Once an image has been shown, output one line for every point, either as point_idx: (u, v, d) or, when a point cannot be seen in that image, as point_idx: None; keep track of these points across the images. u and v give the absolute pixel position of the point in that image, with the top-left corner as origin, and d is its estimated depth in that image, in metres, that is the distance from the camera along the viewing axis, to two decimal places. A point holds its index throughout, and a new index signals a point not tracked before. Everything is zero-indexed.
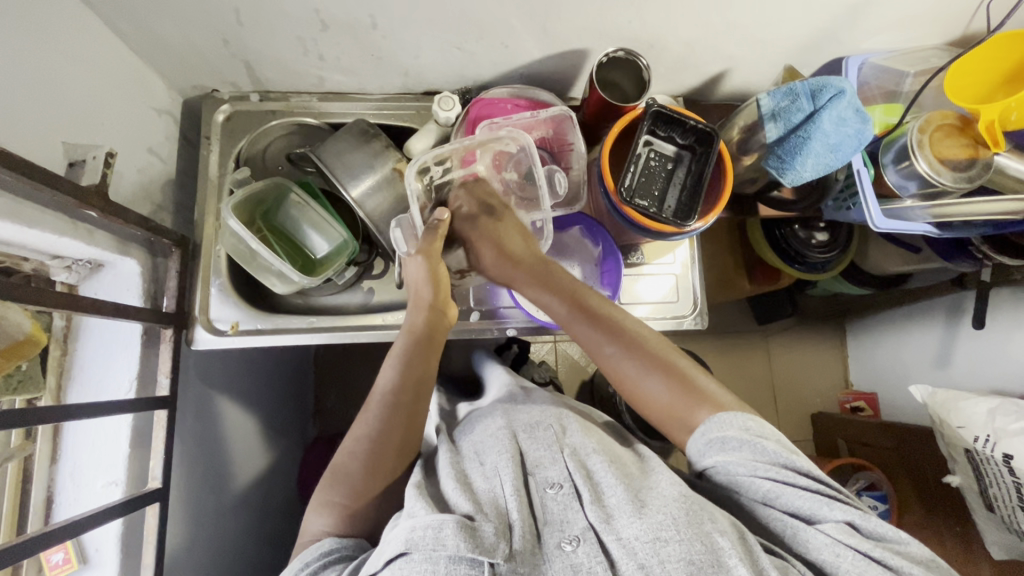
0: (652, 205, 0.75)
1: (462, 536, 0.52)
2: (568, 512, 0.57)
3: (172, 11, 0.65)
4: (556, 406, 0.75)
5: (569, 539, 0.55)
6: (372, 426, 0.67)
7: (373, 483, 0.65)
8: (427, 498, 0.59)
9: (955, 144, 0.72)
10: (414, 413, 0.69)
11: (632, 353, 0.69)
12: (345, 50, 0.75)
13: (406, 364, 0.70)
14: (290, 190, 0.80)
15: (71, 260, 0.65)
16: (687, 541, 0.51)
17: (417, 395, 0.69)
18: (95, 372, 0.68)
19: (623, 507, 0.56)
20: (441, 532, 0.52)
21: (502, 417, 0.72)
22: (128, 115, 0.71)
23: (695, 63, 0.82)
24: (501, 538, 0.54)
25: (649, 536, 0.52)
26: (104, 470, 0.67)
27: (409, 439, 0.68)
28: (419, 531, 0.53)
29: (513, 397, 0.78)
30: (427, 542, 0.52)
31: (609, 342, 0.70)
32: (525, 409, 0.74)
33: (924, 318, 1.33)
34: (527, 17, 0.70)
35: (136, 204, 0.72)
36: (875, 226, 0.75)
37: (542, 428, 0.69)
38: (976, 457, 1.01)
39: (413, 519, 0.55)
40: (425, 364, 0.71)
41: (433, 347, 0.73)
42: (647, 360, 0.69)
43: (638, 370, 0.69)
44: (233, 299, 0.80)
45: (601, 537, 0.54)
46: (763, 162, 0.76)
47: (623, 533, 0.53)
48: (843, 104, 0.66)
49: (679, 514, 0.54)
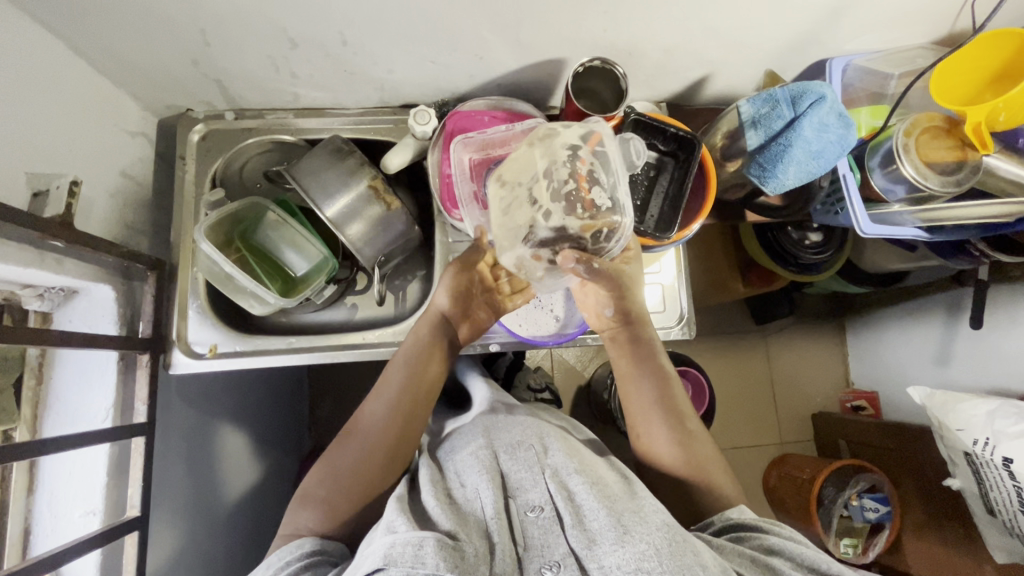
0: (634, 215, 0.74)
1: (442, 555, 0.51)
2: (549, 538, 0.56)
3: (136, 34, 0.64)
4: (538, 423, 0.73)
5: (549, 565, 0.54)
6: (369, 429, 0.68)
7: (355, 485, 0.65)
8: (408, 514, 0.58)
9: (941, 147, 0.70)
10: (407, 425, 0.69)
11: (660, 409, 0.74)
12: (317, 67, 0.73)
13: (408, 371, 0.71)
14: (267, 209, 0.79)
15: (42, 288, 0.65)
16: (670, 573, 0.49)
17: (416, 400, 0.71)
18: (70, 400, 0.67)
19: (606, 533, 0.54)
20: (421, 550, 0.51)
21: (482, 436, 0.70)
22: (98, 139, 0.70)
23: (675, 68, 0.81)
24: (482, 561, 0.53)
25: (631, 566, 0.50)
26: (82, 500, 0.66)
27: (401, 444, 0.68)
28: (399, 547, 0.51)
29: (497, 412, 0.77)
30: (406, 558, 0.50)
31: (660, 413, 0.73)
32: (509, 425, 0.72)
33: (924, 316, 1.31)
34: (499, 28, 0.68)
35: (109, 229, 0.71)
36: (862, 231, 0.74)
37: (523, 448, 0.66)
38: (975, 460, 1.00)
39: (393, 535, 0.53)
40: (429, 371, 0.73)
41: (437, 354, 0.74)
42: (672, 420, 0.73)
43: (666, 433, 0.73)
44: (212, 321, 0.79)
45: (582, 564, 0.53)
46: (745, 170, 0.74)
47: (605, 562, 0.52)
48: (824, 110, 0.65)
49: (661, 545, 0.52)
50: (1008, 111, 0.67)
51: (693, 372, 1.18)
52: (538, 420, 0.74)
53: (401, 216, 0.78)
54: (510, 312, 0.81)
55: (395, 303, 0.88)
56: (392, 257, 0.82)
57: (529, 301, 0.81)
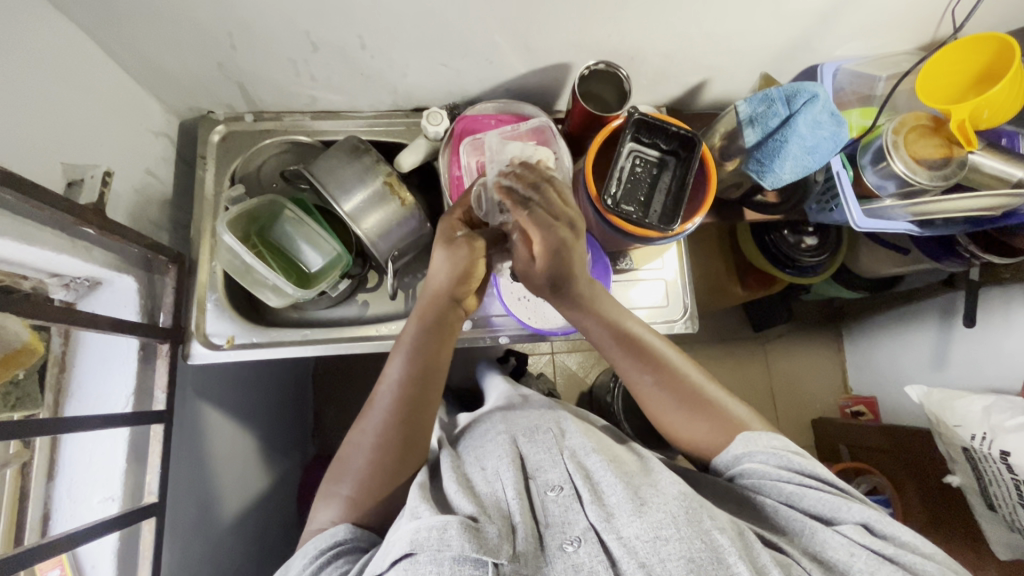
0: (638, 211, 0.77)
1: (466, 537, 0.52)
2: (569, 513, 0.57)
3: (169, 37, 0.67)
4: (554, 410, 0.75)
5: (570, 540, 0.55)
6: (380, 421, 0.67)
7: (374, 484, 0.64)
8: (431, 501, 0.59)
9: (930, 144, 0.74)
10: (420, 414, 0.68)
11: (666, 385, 0.69)
12: (335, 70, 0.77)
13: (413, 359, 0.69)
14: (284, 207, 0.82)
15: (69, 278, 0.67)
16: (688, 539, 0.51)
17: (422, 388, 0.68)
18: (91, 387, 0.69)
19: (623, 506, 0.56)
20: (446, 534, 0.52)
21: (502, 423, 0.73)
22: (126, 137, 0.73)
23: (674, 73, 0.85)
24: (504, 540, 0.54)
25: (649, 535, 0.52)
26: (101, 485, 0.67)
27: (413, 439, 0.67)
28: (424, 532, 0.53)
29: (513, 403, 0.79)
30: (432, 543, 0.52)
31: (647, 369, 0.70)
32: (526, 414, 0.74)
33: (919, 319, 1.34)
34: (509, 33, 0.72)
35: (133, 223, 0.74)
36: (856, 225, 0.77)
37: (541, 432, 0.69)
38: (973, 455, 1.02)
39: (417, 520, 0.55)
40: (434, 356, 0.70)
41: (442, 337, 0.71)
42: (686, 395, 0.69)
43: (673, 406, 0.69)
44: (229, 313, 0.81)
45: (602, 537, 0.54)
46: (743, 166, 0.77)
47: (624, 533, 0.53)
48: (818, 108, 0.68)
49: (678, 514, 0.53)
50: (990, 108, 0.70)
51: None
52: (557, 408, 0.77)
53: (414, 212, 0.81)
54: (519, 304, 0.83)
55: (406, 299, 0.90)
56: (404, 254, 0.84)
57: (536, 294, 0.84)
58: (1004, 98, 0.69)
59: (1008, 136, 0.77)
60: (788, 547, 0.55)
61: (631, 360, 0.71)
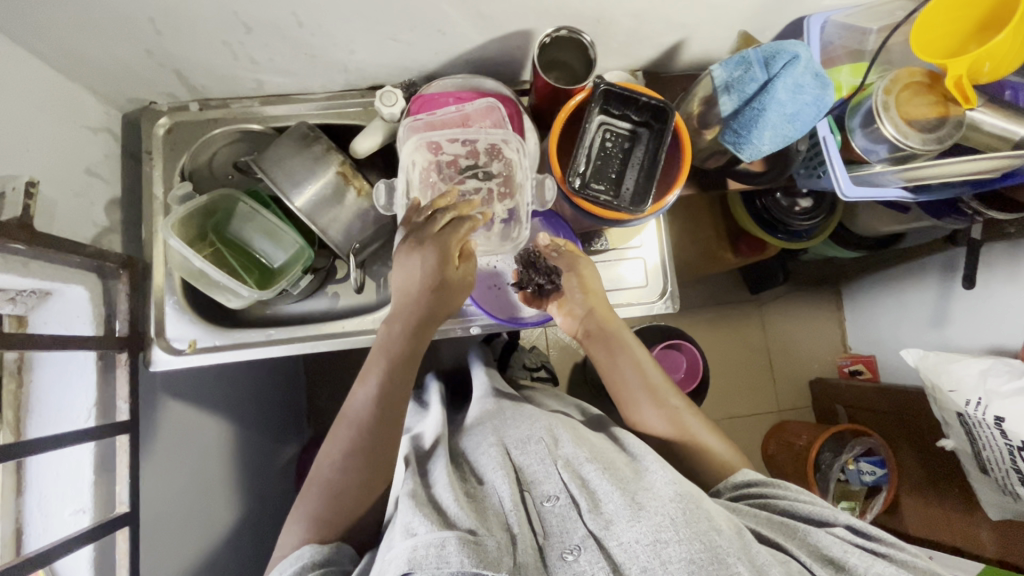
0: (609, 191, 0.72)
1: (465, 552, 0.51)
2: (563, 523, 0.56)
3: (86, 26, 0.62)
4: (546, 416, 0.71)
5: (570, 549, 0.54)
6: (352, 438, 0.67)
7: (344, 507, 0.64)
8: (424, 510, 0.57)
9: (922, 104, 0.68)
10: (388, 431, 0.67)
11: (664, 414, 0.75)
12: (276, 51, 0.71)
13: (382, 384, 0.69)
14: (239, 200, 0.78)
15: (14, 292, 0.64)
16: (687, 541, 0.50)
17: (388, 406, 0.68)
18: (51, 403, 0.67)
19: (620, 511, 0.54)
20: (444, 550, 0.51)
21: (493, 434, 0.70)
22: (57, 138, 0.68)
23: (648, 34, 0.78)
24: (505, 552, 0.53)
25: (649, 539, 0.51)
26: (72, 498, 0.67)
27: (382, 457, 0.67)
28: (422, 550, 0.51)
29: (504, 407, 0.76)
30: (431, 560, 0.50)
31: (653, 405, 0.75)
32: (519, 420, 0.71)
33: (919, 277, 1.29)
34: (458, 0, 0.66)
35: (77, 230, 0.70)
36: (843, 194, 0.72)
37: (533, 442, 0.66)
38: (968, 420, 1.00)
39: (413, 537, 0.53)
40: (405, 371, 0.70)
41: (415, 351, 0.71)
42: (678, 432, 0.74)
43: (662, 429, 0.75)
44: (190, 315, 0.78)
45: (603, 544, 0.53)
46: (719, 137, 0.71)
47: (623, 539, 0.52)
48: (799, 70, 0.62)
49: (676, 513, 0.53)
50: (992, 61, 0.64)
51: (687, 344, 1.31)
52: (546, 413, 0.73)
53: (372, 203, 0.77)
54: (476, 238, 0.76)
55: (376, 289, 0.87)
56: (369, 245, 0.80)
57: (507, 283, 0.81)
58: (1008, 49, 0.62)
59: (1012, 90, 0.71)
60: (788, 547, 0.55)
61: (646, 399, 0.75)
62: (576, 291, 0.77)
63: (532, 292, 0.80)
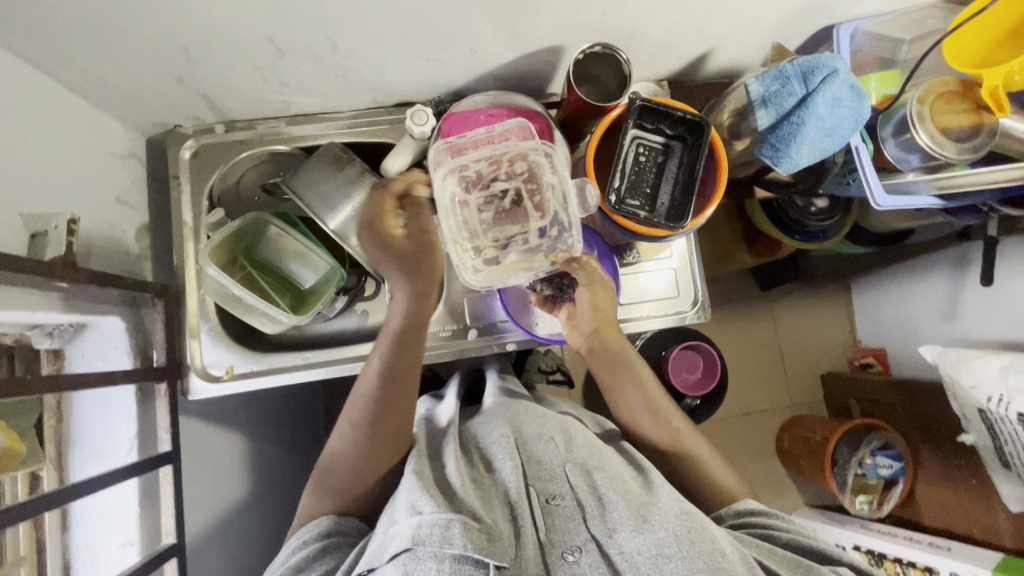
0: (644, 206, 0.72)
1: (469, 537, 0.51)
2: (568, 524, 0.58)
3: (118, 56, 0.61)
4: (557, 415, 0.73)
5: (571, 550, 0.55)
6: (360, 411, 0.66)
7: (361, 479, 0.66)
8: (432, 491, 0.57)
9: (957, 112, 0.68)
10: (405, 404, 0.67)
11: (662, 431, 0.73)
12: (306, 73, 0.70)
13: (389, 358, 0.67)
14: (270, 224, 0.78)
15: (52, 326, 0.63)
16: (690, 560, 0.51)
17: (401, 380, 0.67)
18: (94, 437, 0.66)
19: (625, 521, 0.56)
20: (448, 531, 0.51)
21: (506, 423, 0.70)
22: (87, 168, 0.67)
23: (677, 45, 0.77)
24: (508, 543, 0.54)
25: (651, 552, 0.52)
26: (118, 531, 0.67)
27: (399, 428, 0.66)
28: (425, 529, 0.52)
29: (515, 402, 0.75)
30: (434, 539, 0.51)
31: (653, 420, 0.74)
32: (531, 417, 0.71)
33: (929, 271, 1.31)
34: (493, 19, 0.65)
35: (111, 261, 0.69)
36: (876, 203, 0.74)
37: (544, 440, 0.66)
38: (990, 416, 1.01)
39: (418, 515, 0.53)
40: (413, 347, 0.68)
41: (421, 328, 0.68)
42: (678, 449, 0.73)
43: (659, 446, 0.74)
44: (225, 342, 0.77)
45: (603, 548, 0.55)
46: (756, 151, 0.71)
47: (625, 548, 0.54)
48: (837, 84, 0.62)
49: (681, 532, 0.53)
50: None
51: (704, 345, 1.31)
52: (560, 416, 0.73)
53: None
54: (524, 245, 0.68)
55: None
56: None
57: None
58: None
59: None
60: None
61: (646, 416, 0.75)
62: (587, 309, 0.75)
63: (547, 297, 0.79)
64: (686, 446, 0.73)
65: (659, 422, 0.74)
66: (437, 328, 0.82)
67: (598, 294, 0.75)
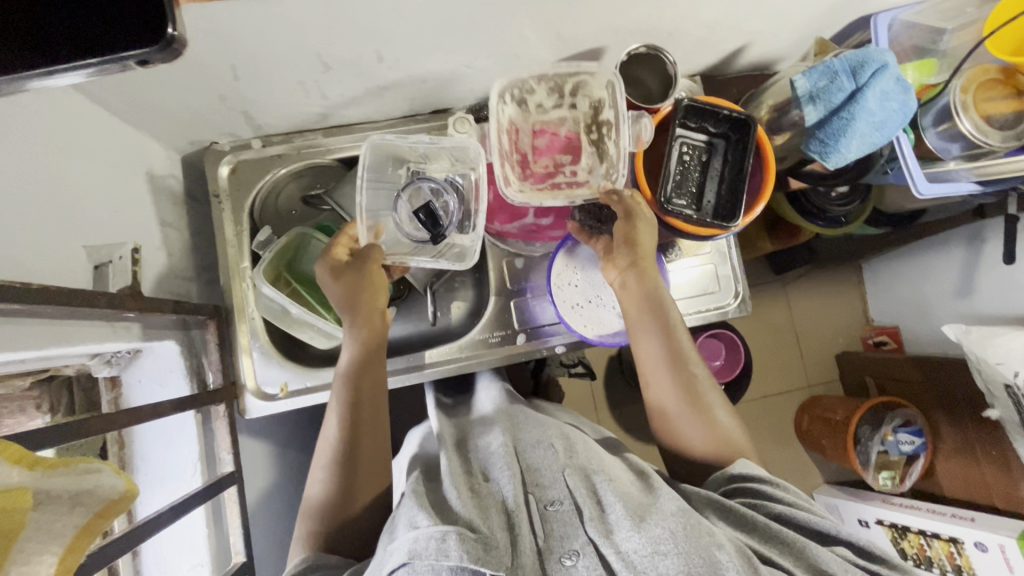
0: (691, 205, 0.72)
1: (465, 548, 0.49)
2: (565, 528, 0.54)
3: (163, 79, 0.60)
4: (558, 424, 0.70)
5: (569, 553, 0.52)
6: (333, 439, 0.66)
7: (340, 516, 0.63)
8: (429, 508, 0.55)
9: (999, 99, 0.69)
10: (375, 426, 0.67)
11: (681, 380, 0.69)
12: (349, 86, 0.69)
13: (348, 389, 0.66)
14: (313, 238, 0.77)
15: (109, 355, 0.62)
16: (687, 555, 0.48)
17: (368, 409, 0.66)
18: (158, 462, 0.66)
19: (621, 521, 0.52)
20: (444, 543, 0.49)
21: (507, 432, 0.68)
22: (133, 193, 0.66)
23: (715, 41, 0.77)
24: (504, 551, 0.51)
25: (648, 550, 0.49)
26: (189, 553, 0.67)
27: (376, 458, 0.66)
28: (422, 542, 0.50)
29: (516, 413, 0.74)
30: (430, 552, 0.49)
31: (676, 374, 0.69)
32: (532, 425, 0.69)
33: (941, 248, 1.32)
34: (540, 24, 0.65)
35: (161, 285, 0.69)
36: (918, 191, 0.74)
37: (544, 447, 0.64)
38: (1016, 391, 1.02)
39: (415, 530, 0.51)
40: (375, 376, 0.68)
41: (377, 358, 0.69)
42: (693, 399, 0.69)
43: (677, 397, 0.69)
44: (278, 360, 0.77)
45: (601, 550, 0.52)
46: (803, 147, 0.72)
47: (622, 547, 0.50)
48: (886, 78, 0.63)
49: (677, 530, 0.50)
50: None
51: (727, 333, 1.31)
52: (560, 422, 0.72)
53: None
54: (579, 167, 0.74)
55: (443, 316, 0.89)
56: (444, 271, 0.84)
57: (591, 300, 0.79)
58: None
59: None
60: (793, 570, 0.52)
61: (669, 368, 0.69)
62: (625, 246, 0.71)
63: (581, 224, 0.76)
64: (704, 396, 0.69)
65: (680, 373, 0.69)
66: (485, 334, 0.83)
67: (637, 231, 0.70)
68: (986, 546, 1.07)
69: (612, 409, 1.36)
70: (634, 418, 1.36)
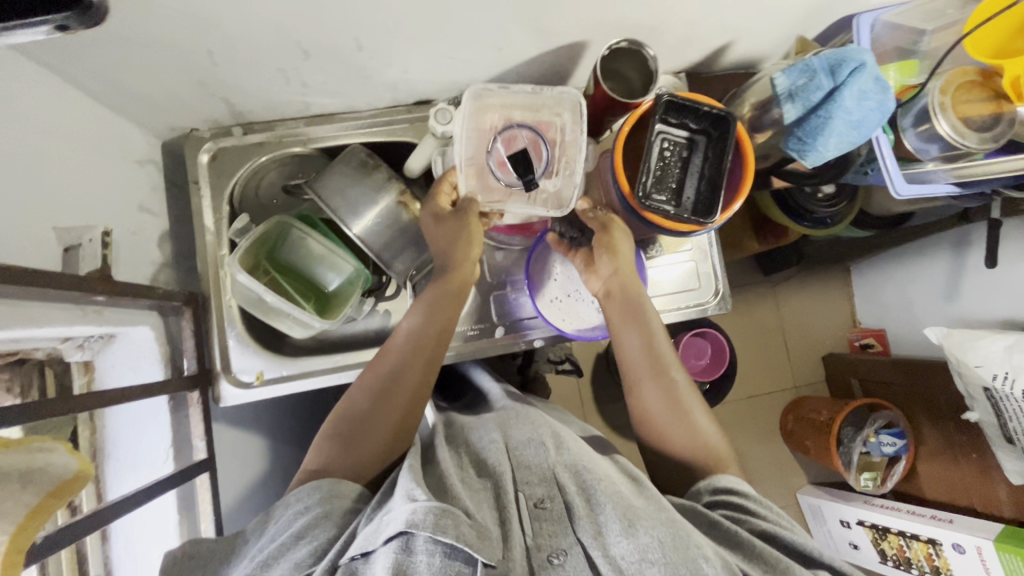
0: (670, 201, 0.72)
1: (461, 533, 0.47)
2: (555, 525, 0.53)
3: (139, 63, 0.59)
4: (551, 422, 0.68)
5: (557, 552, 0.51)
6: (385, 367, 0.67)
7: (373, 440, 0.62)
8: (425, 484, 0.53)
9: (977, 102, 0.70)
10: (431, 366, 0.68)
11: (658, 376, 0.69)
12: (329, 74, 0.69)
13: (421, 323, 0.69)
14: (291, 227, 0.77)
15: (81, 339, 0.61)
16: (674, 567, 0.46)
17: (427, 345, 0.68)
18: (129, 448, 0.66)
19: (613, 524, 0.51)
20: (444, 519, 0.47)
21: (497, 429, 0.67)
22: (110, 177, 0.66)
23: (699, 39, 0.77)
24: (495, 542, 0.49)
25: (635, 556, 0.48)
26: (159, 539, 0.67)
27: (417, 394, 0.67)
28: (420, 513, 0.47)
29: (508, 412, 0.72)
30: (428, 526, 0.46)
31: (654, 367, 0.70)
32: (524, 422, 0.67)
33: (928, 252, 1.33)
34: (521, 17, 0.65)
35: (137, 270, 0.68)
36: (896, 193, 0.75)
37: (535, 444, 0.62)
38: (994, 395, 1.03)
39: (414, 501, 0.49)
40: (446, 314, 0.71)
41: (459, 301, 0.72)
42: (670, 393, 0.68)
43: (653, 391, 0.69)
44: (254, 348, 0.77)
45: (588, 552, 0.50)
46: (782, 144, 0.72)
47: (612, 551, 0.49)
48: (864, 77, 0.63)
49: (667, 539, 0.48)
50: None
51: (712, 332, 1.32)
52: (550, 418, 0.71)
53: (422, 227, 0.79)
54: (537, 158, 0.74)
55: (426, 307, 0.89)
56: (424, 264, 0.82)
57: (569, 294, 0.81)
58: None
59: None
60: None
61: (646, 362, 0.70)
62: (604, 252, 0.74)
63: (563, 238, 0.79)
64: (681, 394, 0.69)
65: (656, 368, 0.70)
66: (464, 327, 0.83)
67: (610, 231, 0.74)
68: (964, 547, 1.07)
69: (597, 406, 1.36)
70: (618, 415, 1.36)
